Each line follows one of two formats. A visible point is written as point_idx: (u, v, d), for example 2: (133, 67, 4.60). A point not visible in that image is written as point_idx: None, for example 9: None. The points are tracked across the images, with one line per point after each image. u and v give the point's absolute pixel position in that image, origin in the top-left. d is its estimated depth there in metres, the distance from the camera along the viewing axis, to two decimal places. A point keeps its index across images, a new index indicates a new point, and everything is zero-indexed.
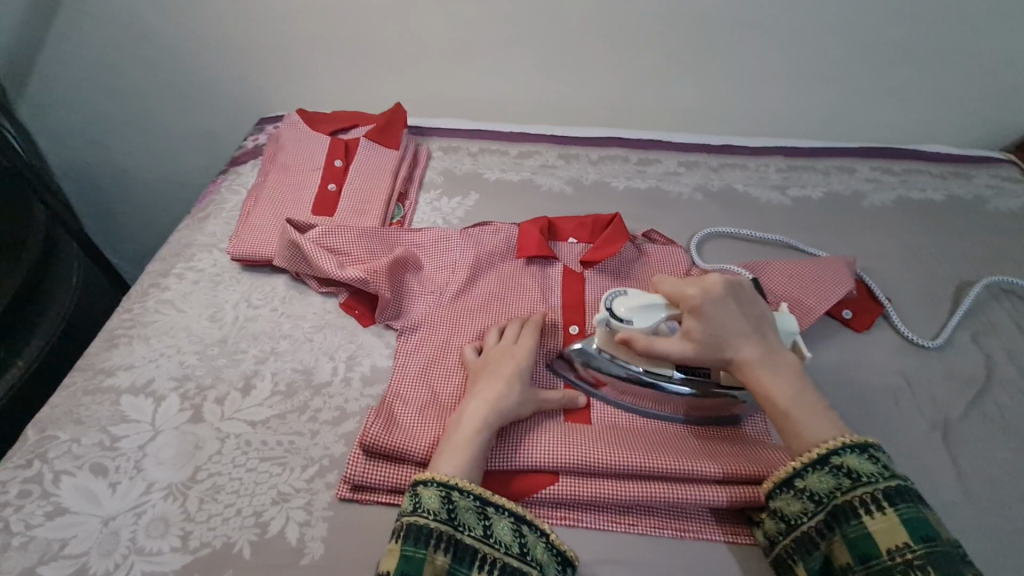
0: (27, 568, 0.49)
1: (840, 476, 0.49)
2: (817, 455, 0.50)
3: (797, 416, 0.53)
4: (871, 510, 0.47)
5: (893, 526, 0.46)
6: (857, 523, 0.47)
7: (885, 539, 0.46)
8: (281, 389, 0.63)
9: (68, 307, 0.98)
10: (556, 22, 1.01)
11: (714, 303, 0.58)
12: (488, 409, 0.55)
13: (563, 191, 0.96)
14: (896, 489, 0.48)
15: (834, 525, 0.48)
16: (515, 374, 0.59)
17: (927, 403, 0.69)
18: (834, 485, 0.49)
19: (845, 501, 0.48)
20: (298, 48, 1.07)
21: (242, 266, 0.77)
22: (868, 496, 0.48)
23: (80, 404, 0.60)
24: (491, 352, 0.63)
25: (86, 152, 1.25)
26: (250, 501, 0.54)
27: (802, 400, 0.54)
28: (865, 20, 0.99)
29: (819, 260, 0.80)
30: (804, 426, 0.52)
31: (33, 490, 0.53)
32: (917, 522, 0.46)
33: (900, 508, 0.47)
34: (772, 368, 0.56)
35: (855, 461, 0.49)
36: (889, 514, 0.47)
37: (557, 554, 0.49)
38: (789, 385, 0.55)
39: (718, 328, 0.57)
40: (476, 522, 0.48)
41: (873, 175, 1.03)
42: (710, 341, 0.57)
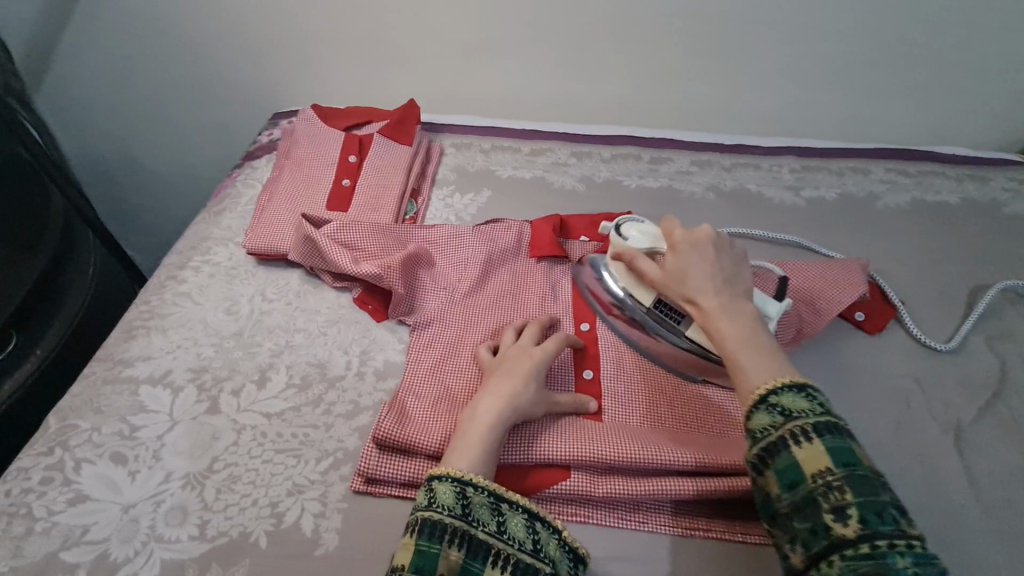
0: (50, 553, 0.50)
1: (773, 412, 0.47)
2: (754, 395, 0.48)
3: (741, 355, 0.51)
4: (799, 440, 0.45)
5: (819, 456, 0.44)
6: (785, 454, 0.45)
7: (810, 467, 0.44)
8: (296, 382, 0.64)
9: (86, 298, 0.98)
10: (569, 20, 1.01)
11: (694, 244, 0.58)
12: (503, 405, 0.56)
13: (575, 189, 0.96)
14: (825, 422, 0.45)
15: (766, 459, 0.46)
16: (531, 372, 0.60)
17: (940, 407, 0.69)
18: (769, 422, 0.47)
19: (776, 436, 0.46)
20: (311, 44, 1.08)
21: (257, 260, 0.78)
22: (797, 428, 0.45)
23: (100, 394, 0.62)
24: (508, 351, 0.63)
25: (103, 145, 1.27)
26: (266, 493, 0.55)
27: (750, 344, 0.52)
28: (882, 21, 0.98)
29: (835, 262, 0.79)
30: (745, 364, 0.50)
31: (55, 477, 0.55)
32: (843, 450, 0.44)
33: (826, 438, 0.44)
34: (730, 311, 0.54)
35: (790, 399, 0.47)
36: (816, 443, 0.44)
37: (569, 551, 0.49)
38: (743, 329, 0.53)
39: (690, 266, 0.57)
40: (489, 518, 0.48)
41: (887, 176, 1.02)
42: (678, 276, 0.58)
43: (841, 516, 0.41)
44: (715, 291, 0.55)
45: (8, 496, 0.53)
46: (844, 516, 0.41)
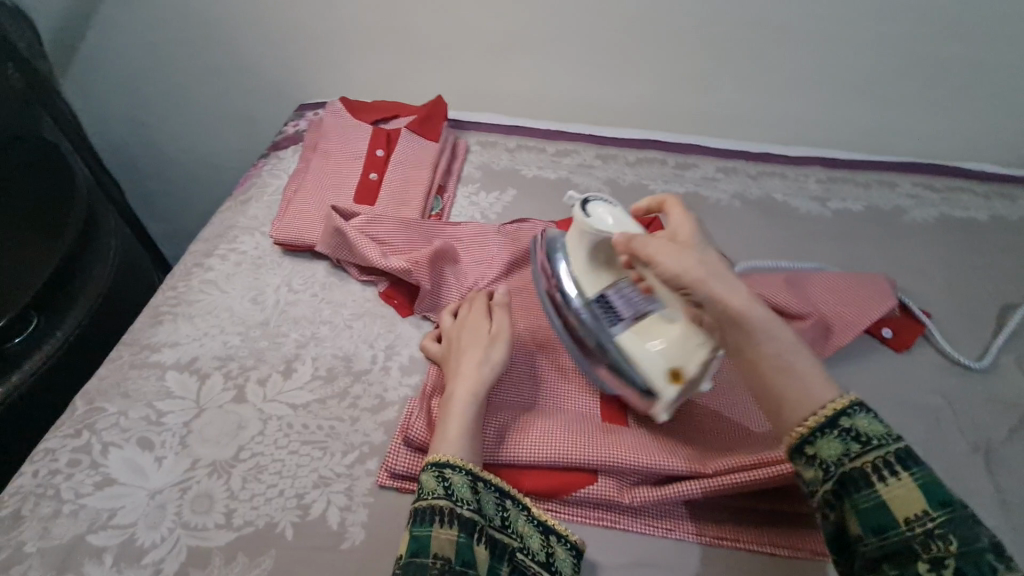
0: (77, 536, 0.50)
1: (848, 440, 0.44)
2: (825, 418, 0.45)
3: (787, 361, 0.48)
4: (884, 475, 0.43)
5: (909, 493, 0.42)
6: (869, 491, 0.43)
7: (898, 505, 0.42)
8: (321, 374, 0.64)
9: (105, 282, 0.97)
10: (600, 22, 1.00)
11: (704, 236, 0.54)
12: (475, 383, 0.56)
13: (600, 192, 0.96)
14: (908, 453, 0.43)
15: (843, 493, 0.44)
16: (495, 341, 0.60)
17: (969, 426, 0.68)
18: (844, 452, 0.44)
19: (853, 468, 0.44)
20: (340, 36, 1.07)
21: (283, 250, 0.78)
22: (879, 460, 0.43)
23: (127, 378, 0.62)
24: (459, 322, 0.63)
25: (126, 131, 1.27)
26: (292, 483, 0.55)
27: (793, 356, 0.48)
28: (916, 34, 0.97)
29: (848, 276, 0.79)
30: (804, 370, 0.47)
31: (82, 460, 0.54)
32: (932, 487, 0.42)
33: (914, 473, 0.42)
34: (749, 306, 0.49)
35: (864, 424, 0.45)
36: (903, 480, 0.42)
37: (540, 524, 0.50)
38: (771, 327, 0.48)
39: (707, 254, 0.50)
40: (470, 496, 0.49)
41: (914, 190, 1.01)
42: (709, 265, 0.49)
43: (938, 566, 0.39)
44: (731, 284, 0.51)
45: (36, 477, 0.53)
46: (941, 567, 0.39)
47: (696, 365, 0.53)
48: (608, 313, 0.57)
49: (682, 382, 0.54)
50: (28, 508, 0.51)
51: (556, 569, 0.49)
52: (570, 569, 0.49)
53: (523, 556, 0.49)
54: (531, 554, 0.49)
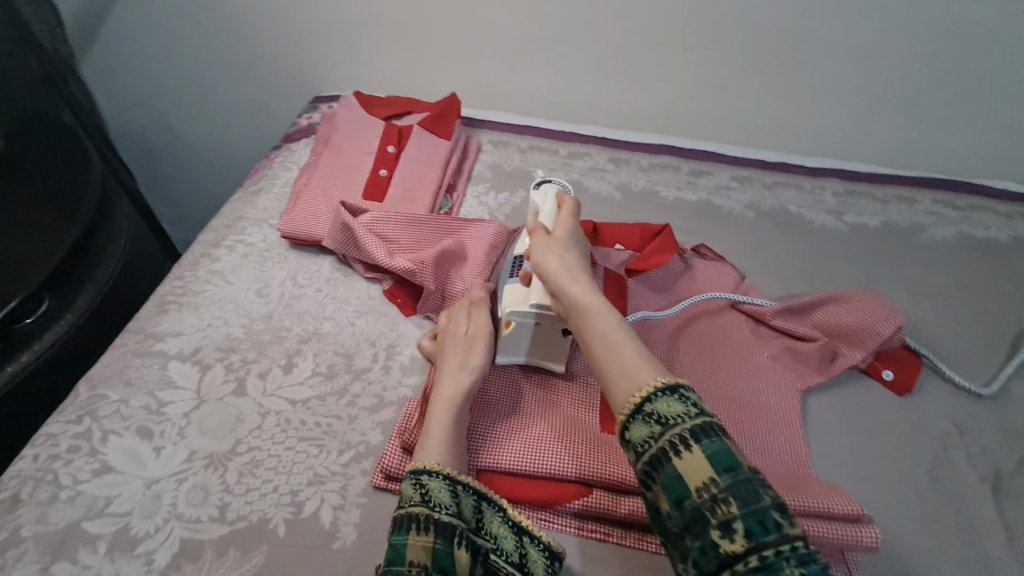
0: (73, 521, 0.50)
1: (652, 422, 0.45)
2: (630, 406, 0.46)
3: (606, 354, 0.50)
4: (680, 450, 0.43)
5: (699, 464, 0.42)
6: (670, 467, 0.43)
7: (692, 477, 0.42)
8: (322, 370, 0.64)
9: (117, 266, 0.98)
10: (621, 23, 0.99)
11: (575, 242, 0.61)
12: (453, 390, 0.57)
13: (611, 196, 0.95)
14: (702, 424, 0.43)
15: (652, 474, 0.44)
16: (476, 341, 0.61)
17: (978, 454, 0.67)
18: (648, 434, 0.44)
19: (657, 448, 0.44)
20: (358, 28, 1.07)
21: (290, 244, 0.78)
22: (676, 437, 0.43)
23: (130, 365, 0.62)
24: (445, 324, 0.65)
25: (142, 115, 1.28)
26: (287, 480, 0.55)
27: (616, 338, 0.51)
28: (945, 48, 0.94)
29: (853, 301, 0.74)
30: (613, 362, 0.49)
31: (82, 446, 0.55)
32: (721, 455, 0.42)
33: (704, 445, 0.42)
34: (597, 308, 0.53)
35: (664, 404, 0.45)
36: (695, 452, 0.42)
37: (515, 525, 0.50)
38: (608, 327, 0.52)
39: (572, 258, 0.58)
40: (448, 500, 0.49)
41: (934, 207, 0.98)
42: (564, 267, 0.57)
43: (727, 531, 0.39)
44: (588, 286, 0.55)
45: (36, 461, 0.54)
46: (730, 532, 0.39)
47: (515, 310, 0.60)
48: (513, 267, 0.65)
49: (509, 327, 0.61)
50: (26, 492, 0.52)
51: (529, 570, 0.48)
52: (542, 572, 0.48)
53: (497, 557, 0.49)
54: (505, 555, 0.49)
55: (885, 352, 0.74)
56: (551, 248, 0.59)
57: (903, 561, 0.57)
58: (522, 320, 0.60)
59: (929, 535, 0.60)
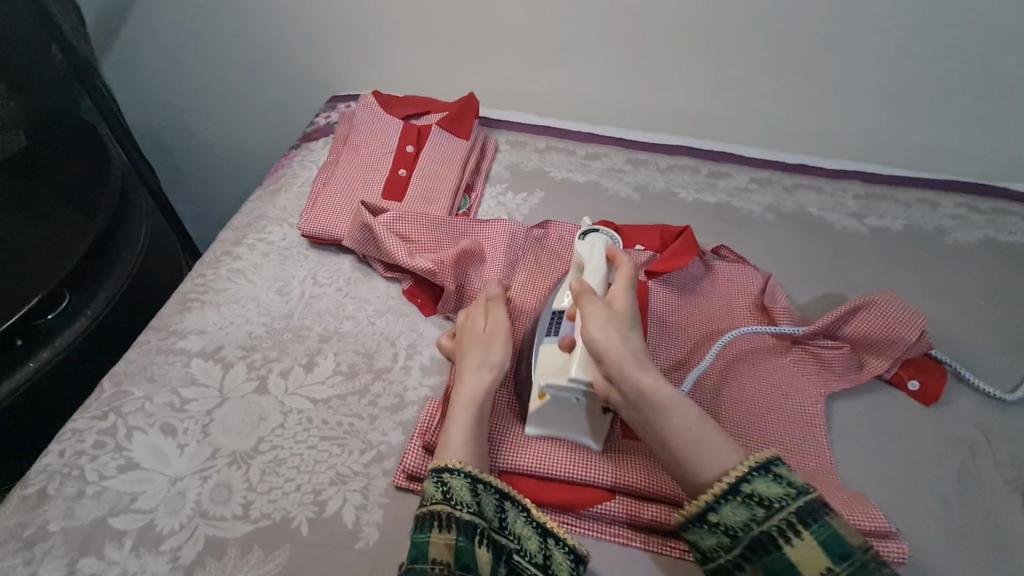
0: (99, 517, 0.51)
1: (752, 505, 0.47)
2: (723, 493, 0.47)
3: (689, 450, 0.50)
4: (790, 537, 0.45)
5: (813, 551, 0.44)
6: (778, 554, 0.45)
7: (806, 565, 0.44)
8: (342, 370, 0.64)
9: (137, 263, 0.98)
10: (641, 23, 0.98)
11: (630, 311, 0.58)
12: (472, 389, 0.57)
13: (629, 197, 0.94)
14: (807, 506, 0.46)
15: (753, 557, 0.46)
16: (495, 340, 0.61)
17: (1006, 461, 0.65)
18: (748, 517, 0.46)
19: (760, 532, 0.46)
20: (376, 28, 1.07)
21: (310, 242, 0.78)
22: (783, 522, 0.45)
23: (154, 362, 0.62)
24: (463, 321, 0.65)
25: (161, 115, 1.29)
26: (309, 479, 0.55)
27: (697, 436, 0.51)
28: (971, 48, 0.93)
29: (881, 306, 0.71)
30: (700, 460, 0.50)
31: (107, 442, 0.55)
32: (833, 540, 0.44)
33: (814, 529, 0.45)
34: (670, 399, 0.52)
35: (764, 486, 0.47)
36: (806, 538, 0.44)
37: (538, 526, 0.50)
38: (686, 424, 0.51)
39: (630, 333, 0.56)
40: (470, 499, 0.49)
41: (958, 211, 0.97)
42: (629, 349, 0.54)
43: None
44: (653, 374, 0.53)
45: (62, 456, 0.54)
46: None
47: (551, 383, 0.54)
48: (551, 327, 0.60)
49: (544, 399, 0.55)
50: (53, 487, 0.52)
51: (553, 571, 0.48)
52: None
53: (520, 558, 0.48)
54: (528, 555, 0.49)
55: (911, 359, 0.72)
56: (610, 322, 0.55)
57: (932, 570, 0.56)
58: (559, 393, 0.55)
59: (957, 544, 0.59)
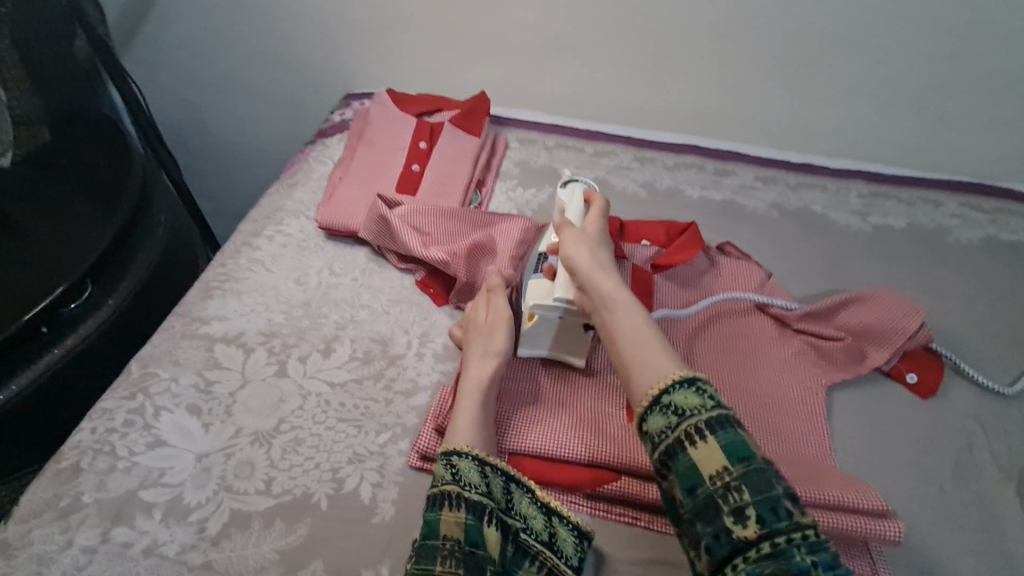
0: (130, 490, 0.53)
1: (668, 413, 0.47)
2: (650, 391, 0.48)
3: (632, 344, 0.52)
4: (695, 441, 0.45)
5: (714, 454, 0.44)
6: (685, 457, 0.45)
7: (708, 466, 0.44)
8: (358, 355, 0.67)
9: (158, 251, 1.01)
10: (650, 24, 1.00)
11: (600, 238, 0.63)
12: (477, 381, 0.59)
13: (636, 194, 0.96)
14: (717, 416, 0.46)
15: (668, 464, 0.46)
16: (497, 329, 0.63)
17: (1003, 452, 0.67)
18: (664, 424, 0.47)
19: (673, 438, 0.46)
20: (390, 28, 1.10)
21: (326, 234, 0.81)
22: (692, 428, 0.46)
23: (179, 346, 0.65)
24: (467, 313, 0.67)
25: (179, 112, 1.33)
26: (328, 458, 0.57)
27: (643, 333, 0.53)
28: (975, 50, 0.94)
29: (873, 299, 0.75)
30: (641, 351, 0.51)
31: (136, 420, 0.58)
32: (738, 446, 0.44)
33: (720, 435, 0.45)
34: (623, 303, 0.55)
35: (680, 395, 0.47)
36: (710, 442, 0.45)
37: (542, 505, 0.52)
38: (636, 323, 0.54)
39: (602, 253, 0.60)
40: (478, 480, 0.51)
41: (961, 210, 0.98)
42: (595, 260, 0.59)
43: (740, 518, 0.42)
44: (612, 280, 0.57)
45: (94, 433, 0.57)
46: (743, 518, 0.42)
47: (539, 304, 0.62)
48: (539, 262, 0.66)
49: (531, 319, 0.63)
50: (86, 461, 0.55)
51: (559, 548, 0.51)
52: (571, 551, 0.51)
53: (526, 535, 0.51)
54: (534, 533, 0.51)
55: (909, 353, 0.74)
56: (582, 241, 0.61)
57: (927, 554, 0.58)
58: (546, 313, 0.62)
59: (952, 530, 0.60)
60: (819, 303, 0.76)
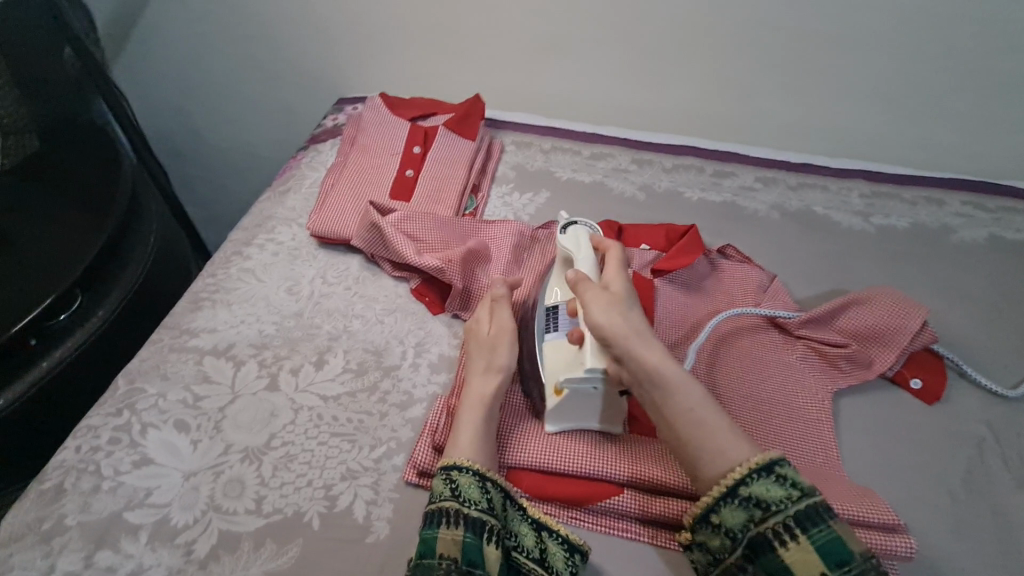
0: (114, 512, 0.51)
1: (749, 507, 0.47)
2: (727, 488, 0.48)
3: (693, 430, 0.51)
4: (785, 540, 0.45)
5: (808, 555, 0.44)
6: (774, 556, 0.45)
7: (804, 571, 0.43)
8: (352, 367, 0.65)
9: (146, 264, 0.99)
10: (648, 24, 0.99)
11: (626, 292, 0.59)
12: (479, 398, 0.57)
13: (635, 197, 0.95)
14: (807, 512, 0.45)
15: (753, 558, 0.46)
16: (500, 342, 0.61)
17: (1014, 457, 0.66)
18: (747, 518, 0.47)
19: (757, 533, 0.46)
20: (383, 30, 1.08)
21: (319, 242, 0.79)
22: (781, 525, 0.45)
23: (167, 360, 0.63)
24: (470, 324, 0.65)
25: (171, 118, 1.31)
26: (320, 474, 0.55)
27: (704, 413, 0.52)
28: (976, 47, 0.93)
29: (877, 301, 0.72)
30: (708, 439, 0.50)
31: (122, 438, 0.56)
32: (832, 545, 0.44)
33: (812, 533, 0.44)
34: (677, 380, 0.53)
35: (762, 488, 0.47)
36: (801, 542, 0.44)
37: (532, 521, 0.51)
38: (694, 402, 0.52)
39: (632, 312, 0.57)
40: (479, 497, 0.49)
41: (964, 209, 0.97)
42: (635, 330, 0.55)
43: None
44: (660, 354, 0.54)
45: (79, 452, 0.55)
46: None
47: (569, 377, 0.55)
48: (550, 321, 0.61)
49: (561, 395, 0.56)
50: (70, 482, 0.53)
51: (549, 564, 0.49)
52: (563, 565, 0.49)
53: (518, 553, 0.49)
54: (525, 551, 0.49)
55: (913, 358, 0.72)
56: (611, 303, 0.56)
57: (940, 567, 0.57)
58: (578, 385, 0.55)
59: (966, 540, 0.59)
60: (821, 306, 0.74)
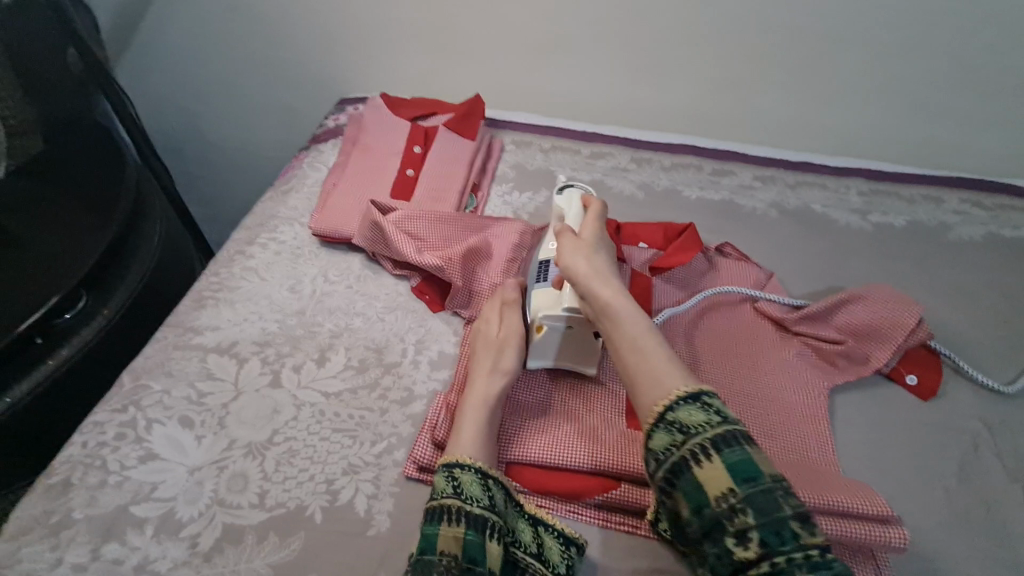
0: (120, 506, 0.52)
1: (672, 430, 0.47)
2: (652, 410, 0.48)
3: (635, 362, 0.52)
4: (698, 459, 0.45)
5: (719, 474, 0.44)
6: (689, 476, 0.45)
7: (711, 487, 0.44)
8: (353, 364, 0.66)
9: (150, 264, 1.00)
10: (646, 23, 0.99)
11: (599, 243, 0.62)
12: (483, 397, 0.58)
13: (633, 195, 0.95)
14: (723, 434, 0.45)
15: (672, 481, 0.46)
16: (508, 343, 0.62)
17: (1009, 452, 0.66)
18: (669, 441, 0.46)
19: (677, 456, 0.46)
20: (383, 31, 1.09)
21: (320, 241, 0.80)
22: (696, 447, 0.45)
23: (171, 358, 0.64)
24: (479, 323, 0.67)
25: (173, 119, 1.32)
26: (322, 469, 0.56)
27: (645, 344, 0.52)
28: (973, 46, 0.94)
29: (875, 297, 0.73)
30: (643, 368, 0.51)
31: (128, 434, 0.57)
32: (743, 465, 0.44)
33: (725, 454, 0.44)
34: (623, 314, 0.54)
35: (684, 413, 0.47)
36: (716, 462, 0.44)
37: (531, 517, 0.52)
38: (637, 335, 0.53)
39: (599, 257, 0.60)
40: (481, 493, 0.50)
41: (962, 206, 0.97)
42: (592, 269, 0.58)
43: (743, 540, 0.42)
44: (613, 292, 0.56)
45: (85, 447, 0.56)
46: (746, 541, 0.41)
47: (548, 314, 0.61)
48: (540, 272, 0.66)
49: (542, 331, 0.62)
50: (76, 477, 0.54)
51: (547, 559, 0.50)
52: (561, 560, 0.50)
53: (516, 549, 0.50)
54: (524, 546, 0.50)
55: (910, 354, 0.73)
56: (577, 248, 0.60)
57: (934, 560, 0.57)
58: (553, 322, 0.61)
59: (960, 534, 0.59)
60: (820, 303, 0.74)
